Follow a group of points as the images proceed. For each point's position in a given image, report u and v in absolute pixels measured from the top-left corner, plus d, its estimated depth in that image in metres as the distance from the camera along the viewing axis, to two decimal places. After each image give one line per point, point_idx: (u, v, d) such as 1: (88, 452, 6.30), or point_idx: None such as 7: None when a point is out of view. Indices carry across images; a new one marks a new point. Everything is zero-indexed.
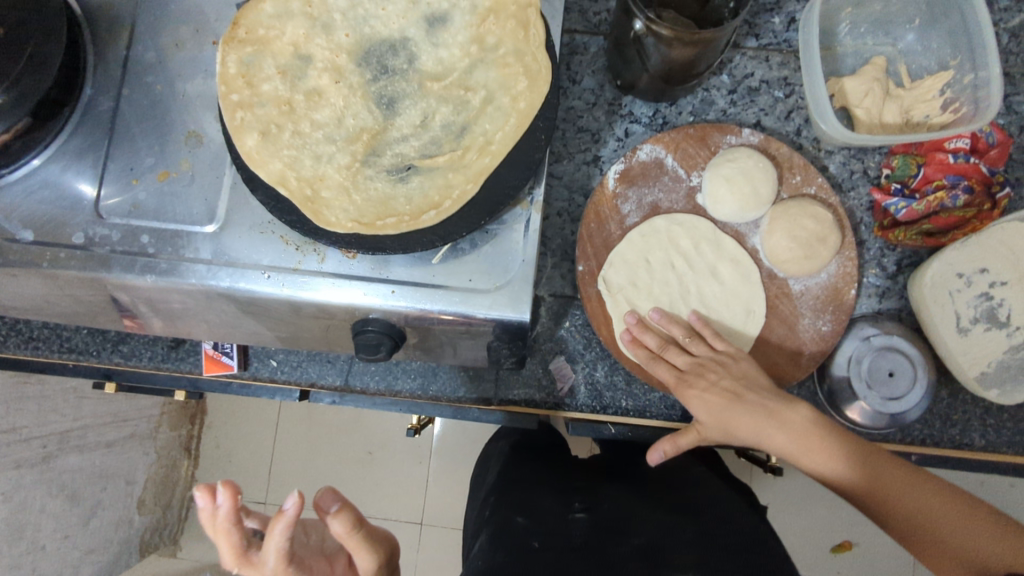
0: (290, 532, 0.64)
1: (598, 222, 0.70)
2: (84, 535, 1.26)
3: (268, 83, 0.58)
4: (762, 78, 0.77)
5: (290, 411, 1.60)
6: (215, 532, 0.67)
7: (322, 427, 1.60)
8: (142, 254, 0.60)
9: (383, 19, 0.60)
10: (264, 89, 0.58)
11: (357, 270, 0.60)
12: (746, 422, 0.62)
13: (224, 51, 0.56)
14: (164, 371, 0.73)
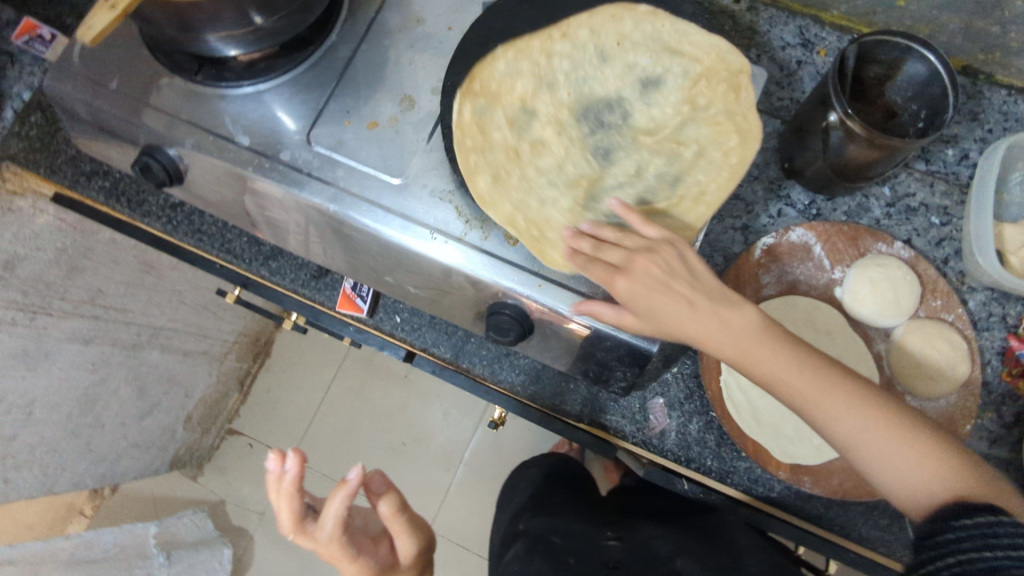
0: (348, 502, 0.65)
1: (735, 283, 0.73)
2: (134, 428, 1.33)
3: (497, 130, 0.65)
4: (922, 201, 0.78)
5: (344, 380, 1.66)
6: (276, 493, 0.66)
7: (367, 404, 1.64)
8: (333, 186, 0.66)
9: (605, 57, 0.66)
10: (494, 136, 0.64)
11: (513, 257, 0.64)
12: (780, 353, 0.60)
13: (460, 102, 0.63)
14: (300, 295, 0.79)
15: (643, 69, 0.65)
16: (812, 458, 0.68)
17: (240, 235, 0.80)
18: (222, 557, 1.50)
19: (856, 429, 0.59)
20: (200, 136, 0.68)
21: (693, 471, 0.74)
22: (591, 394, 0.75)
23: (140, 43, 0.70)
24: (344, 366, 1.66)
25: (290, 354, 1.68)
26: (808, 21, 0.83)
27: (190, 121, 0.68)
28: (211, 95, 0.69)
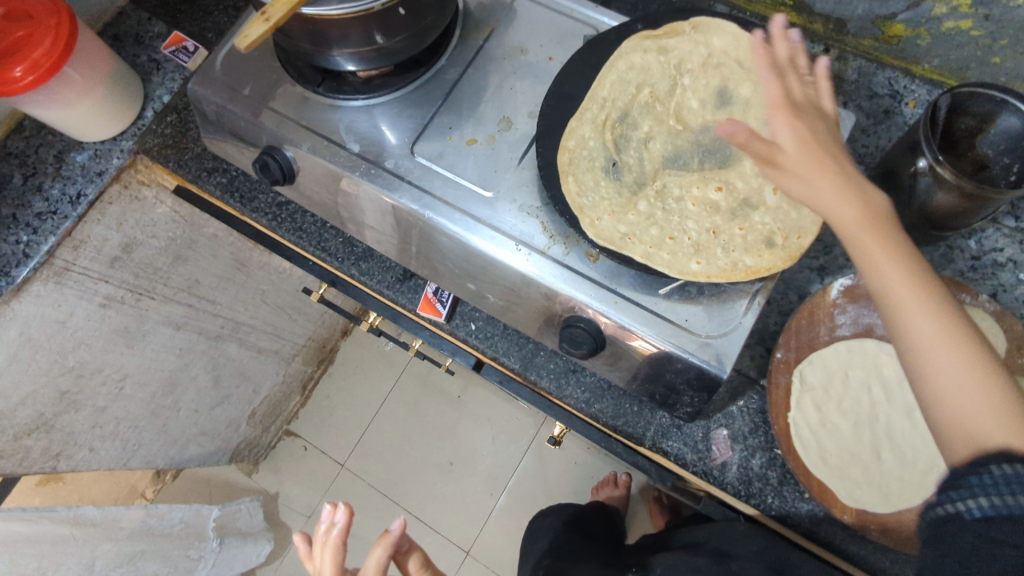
0: (388, 555, 0.72)
1: (809, 320, 0.72)
2: (204, 416, 1.40)
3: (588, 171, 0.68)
4: (1011, 257, 0.77)
5: (401, 394, 1.70)
6: (324, 544, 0.74)
7: (419, 420, 1.67)
8: (429, 194, 0.71)
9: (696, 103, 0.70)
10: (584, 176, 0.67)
11: (593, 273, 0.67)
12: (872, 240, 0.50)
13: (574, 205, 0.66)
14: (382, 296, 0.84)
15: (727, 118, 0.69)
16: (881, 506, 0.65)
17: (335, 235, 0.85)
18: (259, 553, 1.57)
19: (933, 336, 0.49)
20: (315, 140, 0.75)
21: (753, 508, 0.71)
22: (654, 419, 0.75)
23: (274, 57, 0.79)
24: (402, 381, 1.71)
25: (353, 364, 1.74)
26: (898, 72, 0.85)
27: (309, 127, 0.76)
28: (330, 105, 0.77)
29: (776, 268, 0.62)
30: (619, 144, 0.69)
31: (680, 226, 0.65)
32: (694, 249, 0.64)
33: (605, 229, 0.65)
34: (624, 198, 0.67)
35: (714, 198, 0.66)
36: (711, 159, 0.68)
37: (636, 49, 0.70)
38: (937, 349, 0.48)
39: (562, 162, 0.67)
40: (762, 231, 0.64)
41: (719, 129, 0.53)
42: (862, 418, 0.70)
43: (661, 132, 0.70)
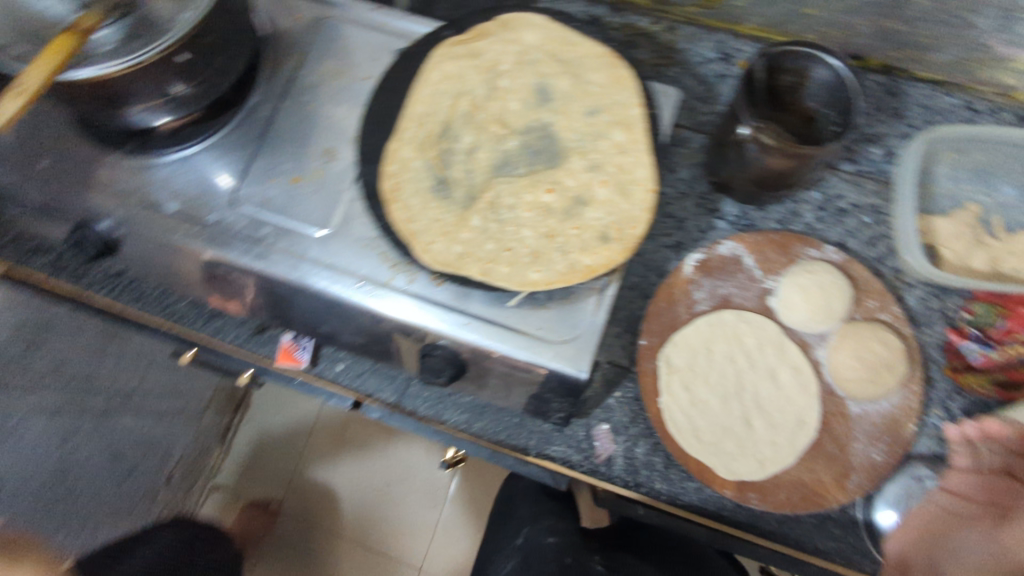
0: None
1: (667, 303, 0.72)
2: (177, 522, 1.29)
3: (414, 195, 0.64)
4: (853, 201, 0.79)
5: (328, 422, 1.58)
6: None
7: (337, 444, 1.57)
8: (260, 243, 0.67)
9: (517, 105, 0.68)
10: (411, 200, 0.64)
11: (439, 297, 0.65)
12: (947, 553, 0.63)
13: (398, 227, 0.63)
14: (241, 352, 0.80)
15: (550, 115, 0.67)
16: (757, 474, 0.67)
17: (181, 297, 0.81)
18: None
19: None
20: (129, 205, 0.69)
21: (645, 496, 0.71)
22: (536, 427, 0.74)
23: (69, 122, 0.72)
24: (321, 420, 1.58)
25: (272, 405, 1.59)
26: (726, 35, 0.85)
27: (119, 192, 0.70)
28: (140, 165, 0.71)
29: (613, 263, 0.61)
30: (444, 160, 0.66)
31: (516, 236, 0.63)
32: (532, 258, 0.62)
33: (440, 252, 0.62)
34: (456, 214, 0.64)
35: (547, 201, 0.64)
36: (540, 159, 0.66)
37: (449, 57, 0.68)
38: None
39: (387, 190, 0.64)
40: (597, 227, 0.63)
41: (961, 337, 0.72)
42: (731, 389, 0.70)
43: (483, 140, 0.67)
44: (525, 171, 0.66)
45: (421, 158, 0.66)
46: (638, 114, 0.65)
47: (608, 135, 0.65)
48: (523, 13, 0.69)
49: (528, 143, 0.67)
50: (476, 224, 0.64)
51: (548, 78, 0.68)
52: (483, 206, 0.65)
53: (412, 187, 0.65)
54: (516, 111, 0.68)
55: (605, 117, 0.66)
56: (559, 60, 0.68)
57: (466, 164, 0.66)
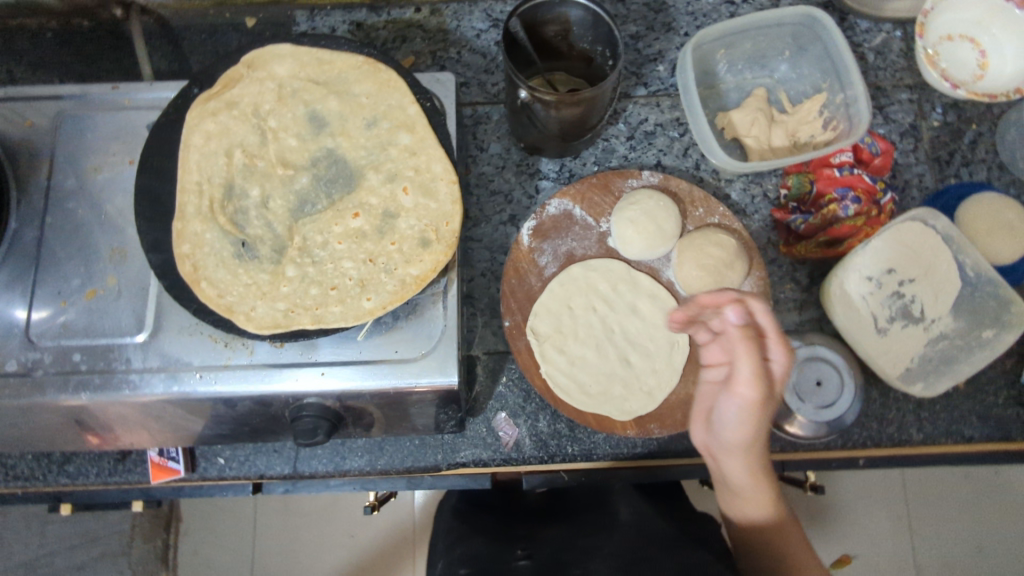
0: None
1: (517, 277, 0.72)
2: None
3: (218, 267, 0.61)
4: (655, 122, 0.82)
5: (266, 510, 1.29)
6: None
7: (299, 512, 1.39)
8: (75, 373, 0.61)
9: (294, 140, 0.65)
10: (217, 274, 0.60)
11: (286, 358, 0.62)
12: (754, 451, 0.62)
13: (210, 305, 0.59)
14: (111, 486, 0.73)
15: (331, 139, 0.65)
16: (650, 406, 0.69)
17: (19, 456, 0.73)
18: None
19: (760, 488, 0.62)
20: None
21: (563, 463, 0.72)
22: (438, 441, 0.73)
23: None
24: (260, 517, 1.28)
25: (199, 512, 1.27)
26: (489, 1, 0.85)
27: None
28: None
29: (440, 264, 0.60)
30: (239, 220, 0.63)
31: (337, 271, 0.61)
32: (360, 287, 0.60)
33: (265, 316, 0.59)
34: (269, 271, 0.61)
35: (356, 226, 0.62)
36: (336, 187, 0.64)
37: (205, 115, 0.63)
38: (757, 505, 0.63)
39: (187, 273, 0.59)
40: (413, 235, 0.62)
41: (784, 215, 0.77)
42: (601, 336, 0.71)
43: (272, 187, 0.64)
44: (325, 205, 0.63)
45: (213, 227, 0.62)
46: (416, 111, 0.64)
47: (394, 141, 0.64)
48: (265, 47, 0.66)
49: (319, 174, 0.64)
50: (293, 274, 0.61)
51: (316, 104, 0.65)
52: (295, 253, 0.62)
53: (214, 261, 0.61)
54: (295, 146, 0.65)
55: (384, 124, 0.64)
56: (320, 82, 0.66)
57: (262, 217, 0.63)
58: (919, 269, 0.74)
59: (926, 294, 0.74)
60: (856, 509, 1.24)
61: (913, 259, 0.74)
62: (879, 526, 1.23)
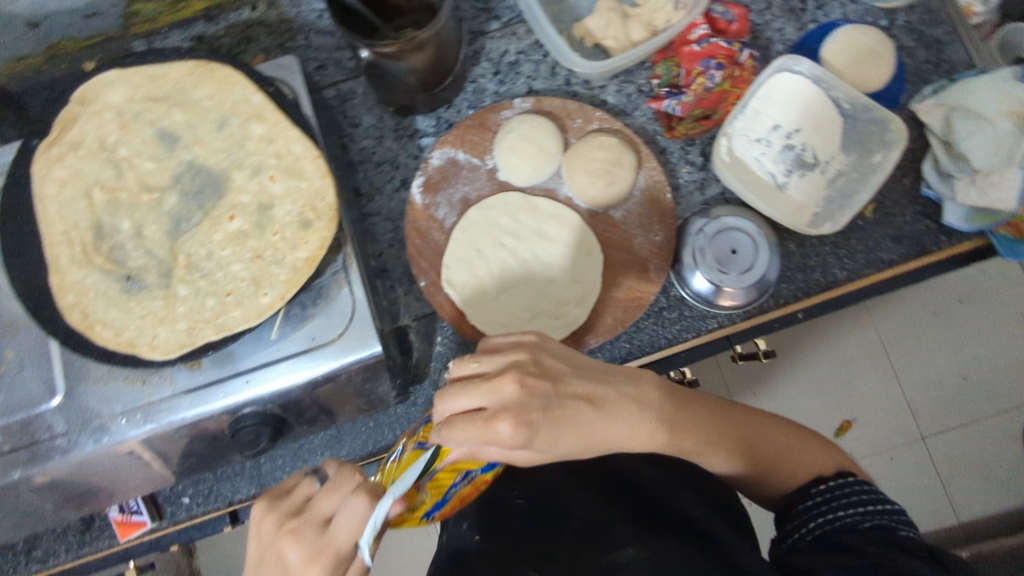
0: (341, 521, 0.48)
1: (421, 237, 0.72)
2: None
3: (109, 308, 0.59)
4: (517, 51, 0.82)
5: None
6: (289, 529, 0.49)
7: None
8: (1, 455, 0.60)
9: (151, 163, 0.63)
10: (110, 315, 0.59)
11: (206, 377, 0.61)
12: (690, 420, 0.56)
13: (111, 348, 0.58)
14: (87, 556, 0.73)
15: (187, 152, 0.64)
16: (580, 318, 0.71)
17: None
18: None
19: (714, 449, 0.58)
20: None
21: None
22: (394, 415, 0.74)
23: None
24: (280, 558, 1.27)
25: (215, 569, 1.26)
26: None
27: None
28: None
29: (326, 240, 0.59)
30: (118, 257, 0.61)
31: (228, 276, 0.60)
32: (255, 286, 0.59)
33: (168, 340, 0.58)
34: (163, 298, 0.60)
35: (235, 228, 0.62)
36: (205, 197, 0.63)
37: (52, 163, 0.62)
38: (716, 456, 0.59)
39: (79, 322, 0.58)
40: (292, 220, 0.61)
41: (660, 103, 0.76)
42: (517, 269, 0.73)
43: (142, 216, 0.62)
44: (199, 217, 0.62)
45: (92, 271, 0.60)
46: (261, 99, 0.63)
47: (249, 135, 0.63)
48: (93, 79, 0.64)
49: (185, 190, 0.63)
50: (186, 294, 0.60)
51: (161, 121, 0.64)
52: (183, 272, 0.61)
53: (103, 302, 0.59)
54: (153, 170, 0.63)
55: (235, 121, 0.63)
56: (160, 99, 0.64)
57: (141, 247, 0.62)
58: (804, 119, 0.77)
59: (814, 140, 0.76)
60: (838, 375, 1.26)
61: (795, 110, 0.77)
62: (863, 383, 1.25)
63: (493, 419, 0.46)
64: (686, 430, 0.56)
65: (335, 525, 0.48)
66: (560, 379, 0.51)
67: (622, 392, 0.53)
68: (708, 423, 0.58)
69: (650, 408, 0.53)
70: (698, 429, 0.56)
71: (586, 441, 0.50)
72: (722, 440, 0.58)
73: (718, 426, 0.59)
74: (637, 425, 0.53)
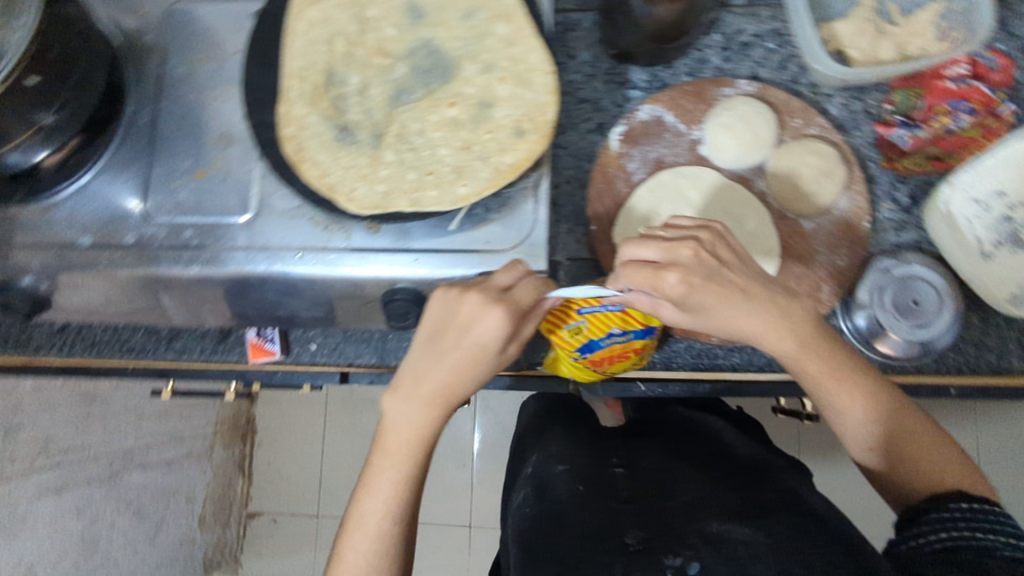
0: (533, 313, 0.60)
1: (606, 183, 0.73)
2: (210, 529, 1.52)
3: (321, 151, 0.63)
4: (754, 32, 0.79)
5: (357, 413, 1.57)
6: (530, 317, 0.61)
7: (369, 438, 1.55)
8: (187, 249, 0.65)
9: (393, 31, 0.66)
10: (321, 158, 0.63)
11: (381, 243, 0.64)
12: (822, 359, 0.60)
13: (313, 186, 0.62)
14: (215, 362, 0.80)
15: (428, 30, 0.65)
16: None
17: (133, 330, 0.80)
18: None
19: (845, 400, 0.61)
20: (43, 253, 0.66)
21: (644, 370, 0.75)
22: None
23: None
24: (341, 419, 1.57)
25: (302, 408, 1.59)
26: None
27: (29, 245, 0.67)
28: (42, 211, 0.68)
29: (536, 154, 0.61)
30: (339, 107, 0.64)
31: (434, 158, 0.62)
32: (456, 175, 0.61)
33: (365, 197, 0.61)
34: (369, 158, 0.63)
35: (452, 115, 0.63)
36: (433, 77, 0.64)
37: (310, 3, 0.65)
38: (853, 413, 0.60)
39: (292, 154, 0.62)
40: (508, 125, 0.62)
41: (892, 129, 0.73)
42: None
43: (371, 77, 0.65)
44: (420, 95, 0.64)
45: (315, 113, 0.64)
46: (513, 1, 0.64)
47: (491, 31, 0.64)
48: None
49: (416, 65, 0.65)
50: (392, 161, 0.62)
51: None
52: (392, 141, 0.63)
53: (318, 143, 0.63)
54: (394, 38, 0.65)
55: (482, 14, 0.64)
56: None
57: (362, 105, 0.65)
58: None
59: None
60: None
61: None
62: None
63: (662, 271, 0.58)
64: (812, 356, 0.60)
65: (514, 289, 0.58)
66: (727, 264, 0.60)
67: (772, 301, 0.60)
68: (855, 369, 0.61)
69: (790, 317, 0.59)
70: (833, 363, 0.61)
71: (731, 320, 0.59)
72: (848, 390, 0.60)
73: (861, 367, 0.61)
74: (775, 334, 0.60)
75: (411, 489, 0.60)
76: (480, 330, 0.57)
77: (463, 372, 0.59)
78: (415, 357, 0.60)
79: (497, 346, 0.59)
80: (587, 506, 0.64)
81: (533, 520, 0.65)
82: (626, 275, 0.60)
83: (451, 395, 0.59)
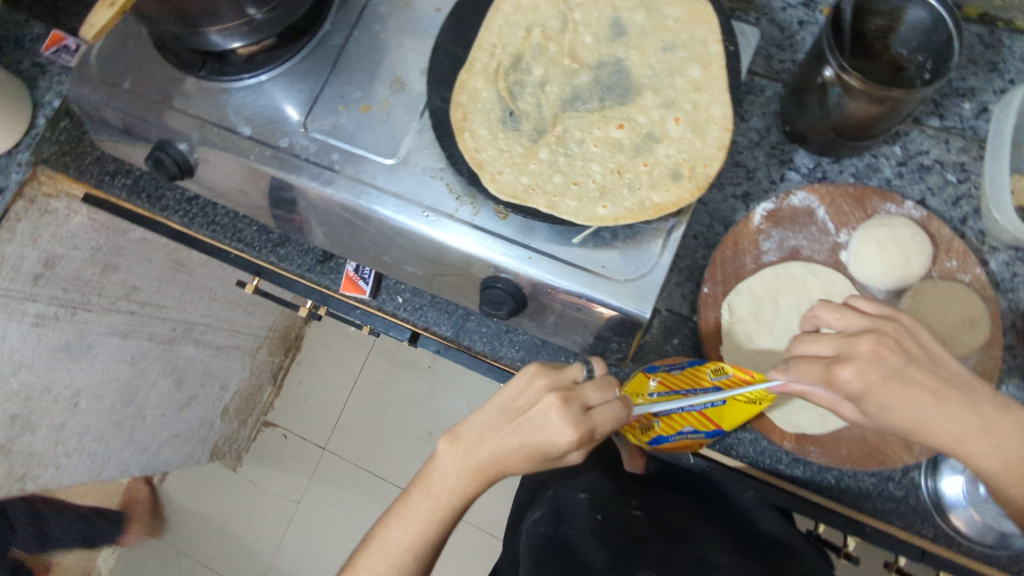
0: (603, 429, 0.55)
1: (733, 251, 0.71)
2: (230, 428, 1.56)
3: (483, 125, 0.64)
4: (937, 158, 0.75)
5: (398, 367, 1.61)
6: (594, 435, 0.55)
7: (396, 400, 1.60)
8: (329, 169, 0.68)
9: (590, 39, 0.67)
10: (481, 132, 0.64)
11: (503, 231, 0.65)
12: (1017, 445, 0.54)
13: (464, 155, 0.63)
14: (307, 280, 0.83)
15: (623, 50, 0.66)
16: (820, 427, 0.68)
17: (249, 224, 0.84)
18: None
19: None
20: (205, 128, 0.71)
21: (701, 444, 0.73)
22: None
23: (149, 43, 0.74)
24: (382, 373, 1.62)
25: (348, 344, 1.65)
26: None
27: (196, 116, 0.71)
28: (216, 89, 0.72)
29: (684, 201, 0.59)
30: (514, 92, 0.66)
31: (585, 170, 0.63)
32: (600, 194, 0.61)
33: (507, 183, 0.62)
34: (524, 148, 0.64)
35: (617, 136, 0.64)
36: (611, 94, 0.65)
37: None
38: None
39: (456, 119, 0.63)
40: (668, 164, 0.62)
41: None
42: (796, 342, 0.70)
43: (554, 74, 0.66)
44: (593, 107, 0.65)
45: (490, 88, 0.65)
46: (717, 50, 0.63)
47: (683, 70, 0.64)
48: None
49: (600, 78, 0.66)
50: (545, 158, 0.63)
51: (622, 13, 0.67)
52: (552, 140, 0.64)
53: (483, 118, 0.64)
54: (588, 47, 0.67)
55: (681, 52, 0.64)
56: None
57: (536, 97, 0.66)
58: None
59: None
60: None
61: None
62: None
63: (838, 367, 0.55)
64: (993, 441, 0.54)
65: (594, 409, 0.54)
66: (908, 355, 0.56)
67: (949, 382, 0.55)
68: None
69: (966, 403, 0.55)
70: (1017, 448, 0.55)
71: (917, 423, 0.54)
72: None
73: None
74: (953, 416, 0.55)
75: (436, 538, 0.57)
76: (549, 436, 0.52)
77: (518, 462, 0.55)
78: (481, 424, 0.57)
79: (564, 454, 0.54)
80: (603, 539, 0.63)
81: (545, 543, 0.65)
82: (795, 373, 0.58)
83: (501, 472, 0.55)
